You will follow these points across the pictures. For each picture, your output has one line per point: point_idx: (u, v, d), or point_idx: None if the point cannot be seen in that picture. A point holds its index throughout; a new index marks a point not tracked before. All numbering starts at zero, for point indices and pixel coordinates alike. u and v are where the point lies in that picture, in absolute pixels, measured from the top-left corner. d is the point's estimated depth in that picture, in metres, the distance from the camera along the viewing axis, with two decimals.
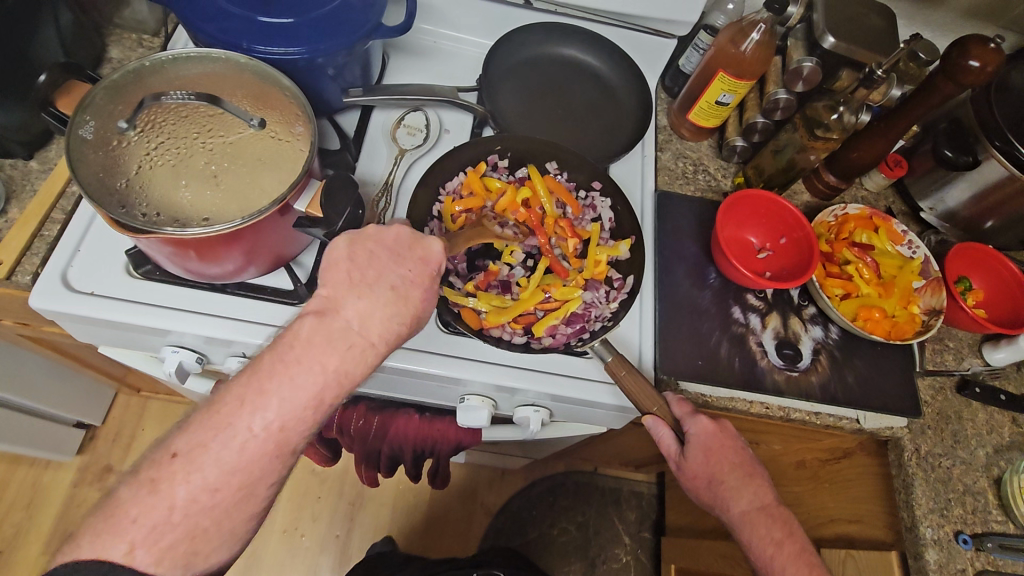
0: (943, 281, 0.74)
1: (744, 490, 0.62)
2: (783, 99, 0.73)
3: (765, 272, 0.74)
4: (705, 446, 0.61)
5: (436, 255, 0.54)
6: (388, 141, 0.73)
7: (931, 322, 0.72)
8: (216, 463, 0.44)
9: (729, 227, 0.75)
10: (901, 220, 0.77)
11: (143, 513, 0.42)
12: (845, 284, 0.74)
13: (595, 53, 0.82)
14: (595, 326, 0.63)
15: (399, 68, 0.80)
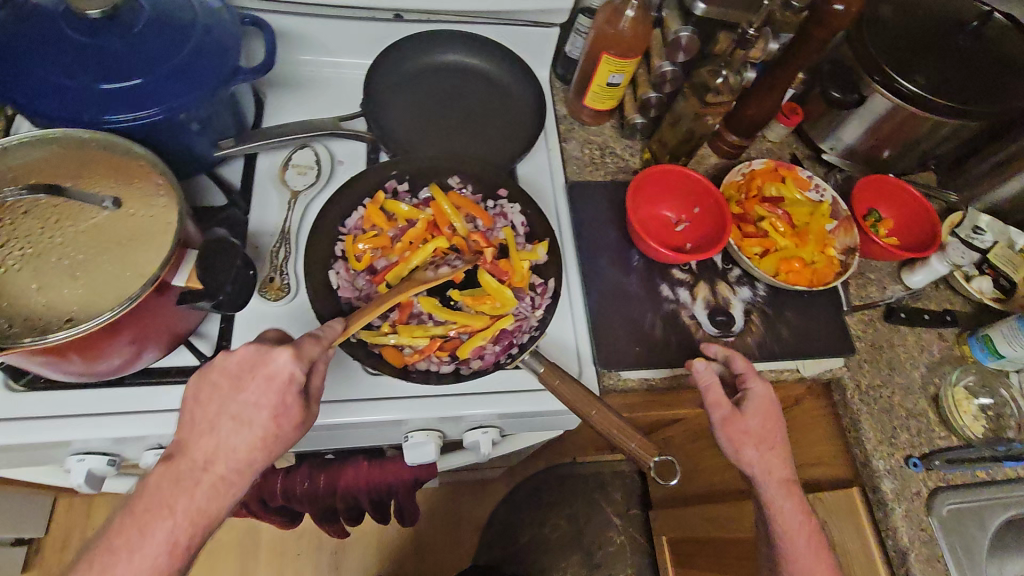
0: (853, 220, 0.77)
1: (780, 458, 0.63)
2: (667, 71, 0.72)
3: (685, 245, 0.74)
4: (739, 425, 0.61)
5: (279, 369, 0.47)
6: (277, 186, 0.69)
7: (847, 263, 0.76)
8: None
9: (642, 205, 0.75)
10: (804, 168, 0.79)
11: None
12: (762, 242, 0.75)
13: (480, 55, 0.79)
14: (523, 338, 0.61)
15: (277, 105, 0.76)
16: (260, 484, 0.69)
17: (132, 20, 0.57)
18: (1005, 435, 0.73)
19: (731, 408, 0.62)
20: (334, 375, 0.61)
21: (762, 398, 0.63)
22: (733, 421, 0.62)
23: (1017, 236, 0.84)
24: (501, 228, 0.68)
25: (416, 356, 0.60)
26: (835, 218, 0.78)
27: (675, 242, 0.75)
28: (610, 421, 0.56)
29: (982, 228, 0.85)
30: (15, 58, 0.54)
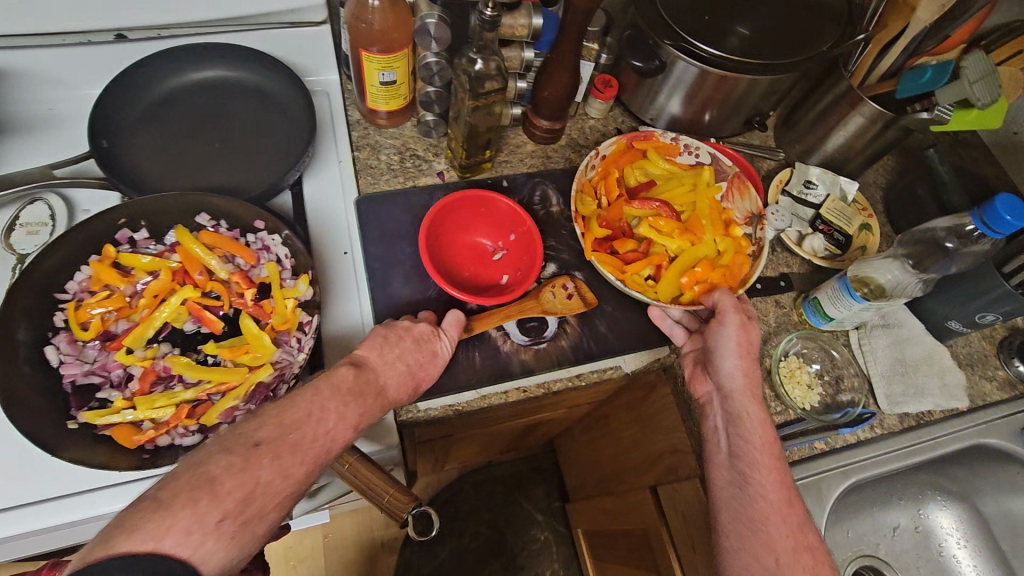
0: (742, 178, 0.74)
1: (755, 418, 0.57)
2: (433, 63, 0.66)
3: (504, 280, 0.68)
4: (745, 333, 0.61)
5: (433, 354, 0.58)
6: (1, 252, 0.61)
7: (757, 235, 0.70)
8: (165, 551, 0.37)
9: (446, 245, 0.69)
10: (661, 133, 0.74)
11: None
12: (652, 261, 0.68)
13: (243, 67, 0.72)
14: (282, 389, 0.54)
15: (5, 155, 0.66)
16: None
17: None
18: (842, 398, 0.70)
19: (738, 315, 0.61)
20: (72, 466, 0.53)
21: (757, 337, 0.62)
22: (750, 333, 0.61)
23: (846, 185, 0.81)
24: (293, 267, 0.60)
25: (154, 433, 0.52)
26: (729, 184, 0.74)
27: (495, 281, 0.68)
28: (363, 469, 0.51)
29: (813, 182, 0.82)
30: None
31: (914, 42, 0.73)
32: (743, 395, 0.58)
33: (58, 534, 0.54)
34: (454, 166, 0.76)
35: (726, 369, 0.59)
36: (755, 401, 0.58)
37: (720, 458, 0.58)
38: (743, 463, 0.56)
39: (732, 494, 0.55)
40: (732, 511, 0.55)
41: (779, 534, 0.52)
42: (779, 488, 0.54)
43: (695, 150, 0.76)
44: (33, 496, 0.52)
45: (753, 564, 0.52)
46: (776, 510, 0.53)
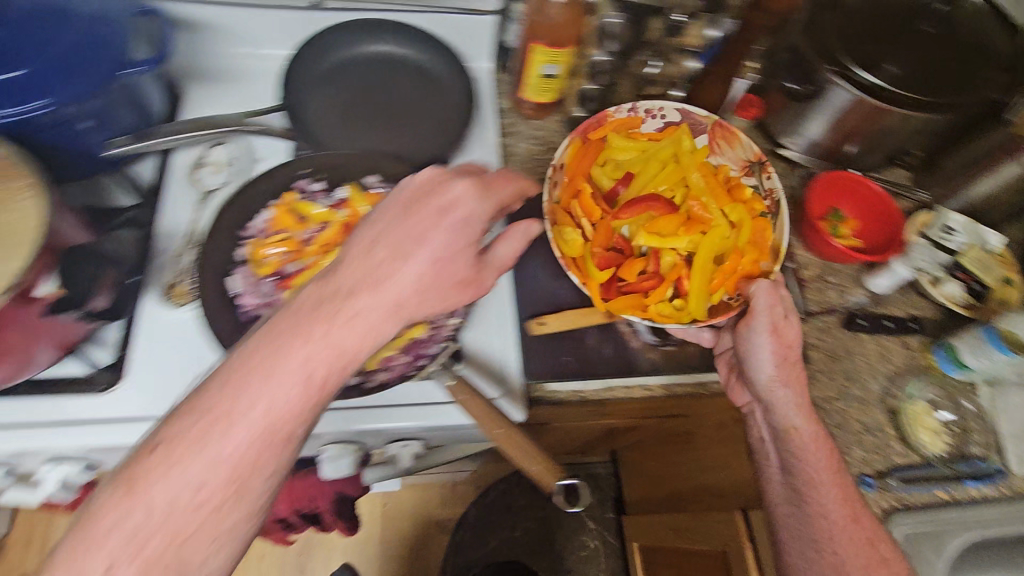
0: (728, 126, 0.70)
1: (808, 437, 0.59)
2: (603, 62, 0.67)
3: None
4: (782, 331, 0.60)
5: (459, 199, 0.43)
6: (190, 185, 0.66)
7: (765, 189, 0.68)
8: (201, 460, 0.36)
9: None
10: (619, 111, 0.69)
11: (119, 521, 0.35)
12: (637, 296, 0.63)
13: (413, 46, 0.75)
14: (434, 348, 0.57)
15: (195, 100, 0.72)
16: None
17: (12, 14, 0.54)
18: (969, 450, 0.68)
19: (776, 312, 0.60)
20: None
21: (795, 333, 0.60)
22: (785, 333, 0.59)
23: (990, 236, 0.78)
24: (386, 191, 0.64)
25: None
26: (711, 133, 0.71)
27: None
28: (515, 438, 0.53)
29: (953, 228, 0.78)
30: None
31: None
32: (789, 411, 0.59)
33: None
34: None
35: (763, 385, 0.59)
36: (800, 414, 0.59)
37: (778, 479, 0.61)
38: (811, 497, 0.58)
39: (793, 518, 0.59)
40: (795, 530, 0.59)
41: (856, 551, 0.57)
42: (839, 502, 0.58)
43: (660, 111, 0.71)
44: None
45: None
46: (842, 529, 0.57)
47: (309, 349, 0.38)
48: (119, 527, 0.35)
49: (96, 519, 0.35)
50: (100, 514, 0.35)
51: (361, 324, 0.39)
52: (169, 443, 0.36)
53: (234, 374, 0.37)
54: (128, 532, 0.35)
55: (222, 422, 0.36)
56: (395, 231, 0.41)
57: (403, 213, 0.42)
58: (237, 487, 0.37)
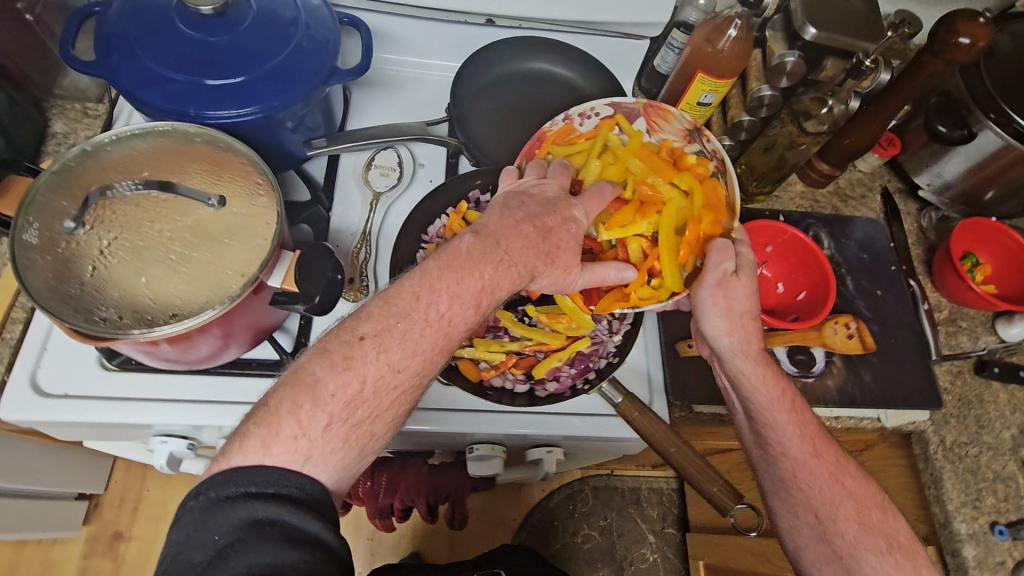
0: (652, 104, 0.65)
1: (765, 377, 0.59)
2: (767, 95, 0.67)
3: (797, 295, 0.71)
4: (726, 294, 0.58)
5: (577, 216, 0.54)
6: (361, 186, 0.70)
7: (709, 148, 0.64)
8: (401, 347, 0.46)
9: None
10: (549, 123, 0.63)
11: (340, 389, 0.44)
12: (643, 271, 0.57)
13: (569, 65, 0.78)
14: (600, 363, 0.60)
15: (361, 103, 0.76)
16: None
17: (239, 18, 0.57)
18: None
19: (719, 271, 0.57)
20: None
21: (750, 287, 0.59)
22: (732, 288, 0.58)
23: None
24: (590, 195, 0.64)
25: (491, 371, 0.60)
26: (644, 117, 0.66)
27: (786, 299, 0.72)
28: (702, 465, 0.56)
29: None
30: (130, 43, 0.56)
31: None
32: (747, 360, 0.59)
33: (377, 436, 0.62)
34: None
35: (724, 346, 0.60)
36: (754, 364, 0.59)
37: (752, 431, 0.61)
38: (774, 444, 0.58)
39: (765, 464, 0.59)
40: (777, 480, 0.59)
41: (837, 497, 0.56)
42: (803, 442, 0.58)
43: (593, 112, 0.66)
44: None
45: (811, 534, 0.56)
46: (805, 469, 0.57)
47: (475, 292, 0.49)
48: (336, 397, 0.44)
49: (318, 391, 0.44)
50: (323, 385, 0.44)
51: (505, 278, 0.50)
52: (377, 336, 0.46)
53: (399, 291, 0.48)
54: (341, 398, 0.44)
55: (414, 327, 0.47)
56: (536, 219, 0.52)
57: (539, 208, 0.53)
58: (407, 385, 0.47)
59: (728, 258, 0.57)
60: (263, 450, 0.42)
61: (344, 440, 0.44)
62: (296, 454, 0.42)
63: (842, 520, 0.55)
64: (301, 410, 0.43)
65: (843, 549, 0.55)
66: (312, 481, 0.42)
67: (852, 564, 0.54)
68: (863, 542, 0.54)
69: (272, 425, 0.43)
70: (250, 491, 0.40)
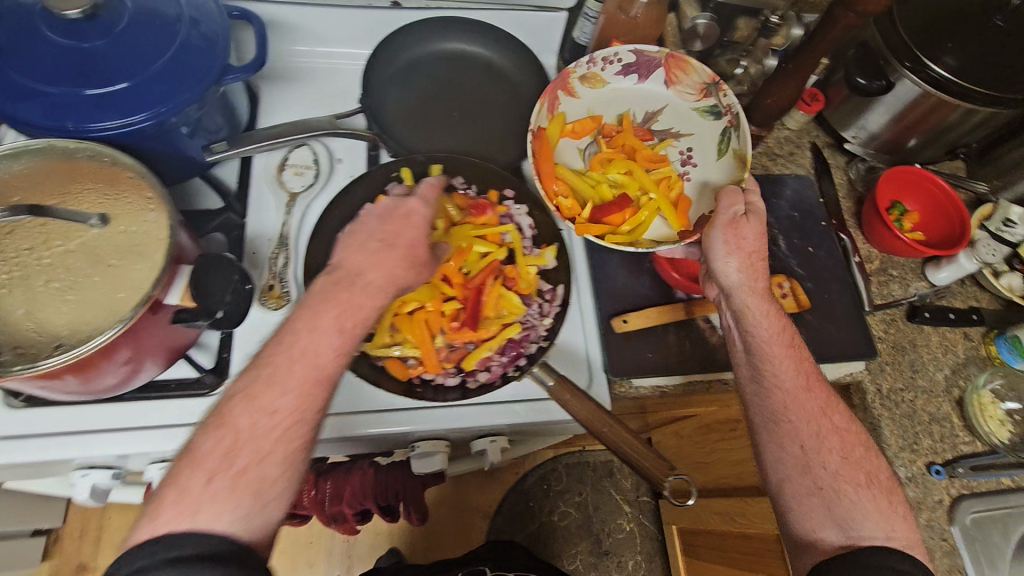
0: (678, 56, 0.68)
1: (768, 313, 0.60)
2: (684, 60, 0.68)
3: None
4: (735, 233, 0.61)
5: (415, 210, 0.55)
6: (274, 188, 0.67)
7: (725, 103, 0.67)
8: (273, 391, 0.45)
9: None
10: (572, 66, 0.67)
11: (217, 442, 0.43)
12: (617, 213, 0.65)
13: (486, 44, 0.75)
14: (531, 348, 0.59)
15: (270, 100, 0.73)
16: None
17: (114, 19, 0.54)
18: None
19: (724, 218, 0.61)
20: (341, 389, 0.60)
21: (757, 229, 0.61)
22: (742, 230, 0.61)
23: None
24: (651, 128, 0.71)
25: (421, 368, 0.58)
26: (664, 67, 0.69)
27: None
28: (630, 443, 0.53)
29: (1013, 221, 0.79)
30: None
31: None
32: (754, 297, 0.60)
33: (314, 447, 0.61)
34: None
35: (732, 285, 0.60)
36: (759, 301, 0.60)
37: (743, 370, 0.60)
38: (769, 382, 0.58)
39: (755, 398, 0.58)
40: (764, 413, 0.58)
41: (823, 431, 0.56)
42: (797, 378, 0.58)
43: (615, 60, 0.68)
44: None
45: (794, 469, 0.55)
46: (797, 402, 0.57)
47: (336, 318, 0.48)
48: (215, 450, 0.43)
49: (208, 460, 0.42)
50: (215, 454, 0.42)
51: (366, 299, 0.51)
52: (250, 391, 0.45)
53: (246, 376, 0.46)
54: (218, 451, 0.42)
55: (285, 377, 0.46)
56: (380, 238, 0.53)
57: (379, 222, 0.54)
58: (291, 424, 0.44)
59: (736, 201, 0.62)
60: (151, 522, 0.39)
61: (231, 490, 0.41)
62: (182, 515, 0.39)
63: (826, 453, 0.55)
64: (179, 473, 0.41)
65: (826, 482, 0.54)
66: (205, 533, 0.38)
67: (833, 495, 0.54)
68: (844, 474, 0.55)
69: (159, 499, 0.41)
70: (141, 566, 0.37)
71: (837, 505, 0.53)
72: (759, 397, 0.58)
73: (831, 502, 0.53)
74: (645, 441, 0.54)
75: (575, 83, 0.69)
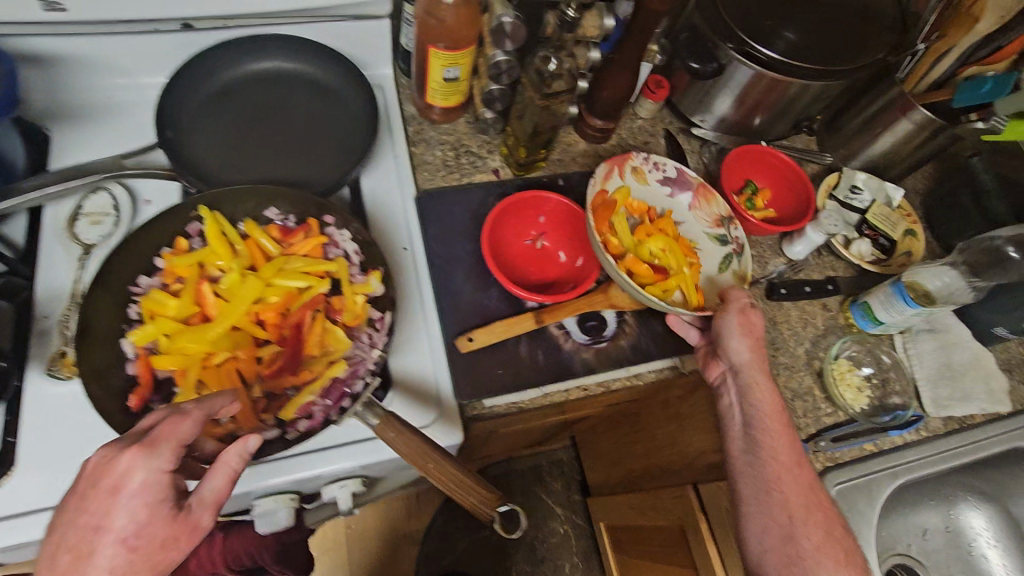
0: (709, 187, 0.74)
1: (769, 391, 0.60)
2: (502, 61, 0.65)
3: (577, 261, 0.71)
4: (747, 321, 0.62)
5: (122, 471, 0.41)
6: (67, 240, 0.60)
7: (733, 235, 0.71)
8: None
9: (505, 254, 0.70)
10: (636, 151, 0.72)
11: None
12: (653, 277, 0.65)
13: (302, 59, 0.70)
14: (356, 387, 0.54)
15: (62, 140, 0.66)
16: None
17: None
18: (890, 401, 0.72)
19: (741, 307, 0.63)
20: None
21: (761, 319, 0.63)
22: (753, 319, 0.63)
23: (891, 191, 0.81)
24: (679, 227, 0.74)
25: (233, 426, 0.51)
26: (694, 190, 0.74)
27: (567, 268, 0.71)
28: (453, 475, 0.50)
29: (859, 188, 0.82)
30: None
31: (970, 51, 0.74)
32: (760, 377, 0.61)
33: None
34: (510, 163, 0.75)
35: (739, 362, 0.61)
36: (765, 381, 0.61)
37: (737, 448, 0.60)
38: (767, 457, 0.58)
39: (750, 471, 0.58)
40: (756, 481, 0.57)
41: (810, 506, 0.57)
42: (791, 454, 0.58)
43: (663, 167, 0.74)
44: None
45: (775, 535, 0.56)
46: (789, 474, 0.57)
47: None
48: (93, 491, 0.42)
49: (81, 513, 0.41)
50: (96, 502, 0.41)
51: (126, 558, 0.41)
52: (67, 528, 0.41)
53: None
54: None
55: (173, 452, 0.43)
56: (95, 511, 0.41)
57: (81, 500, 0.41)
58: None
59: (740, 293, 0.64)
60: None
61: None
62: None
63: (809, 525, 0.55)
64: None
65: (806, 552, 0.55)
66: None
67: (809, 565, 0.54)
68: (824, 551, 0.55)
69: None
70: None
71: (811, 575, 0.54)
72: (752, 470, 0.58)
73: (808, 573, 0.54)
74: (472, 472, 0.51)
75: (630, 167, 0.73)
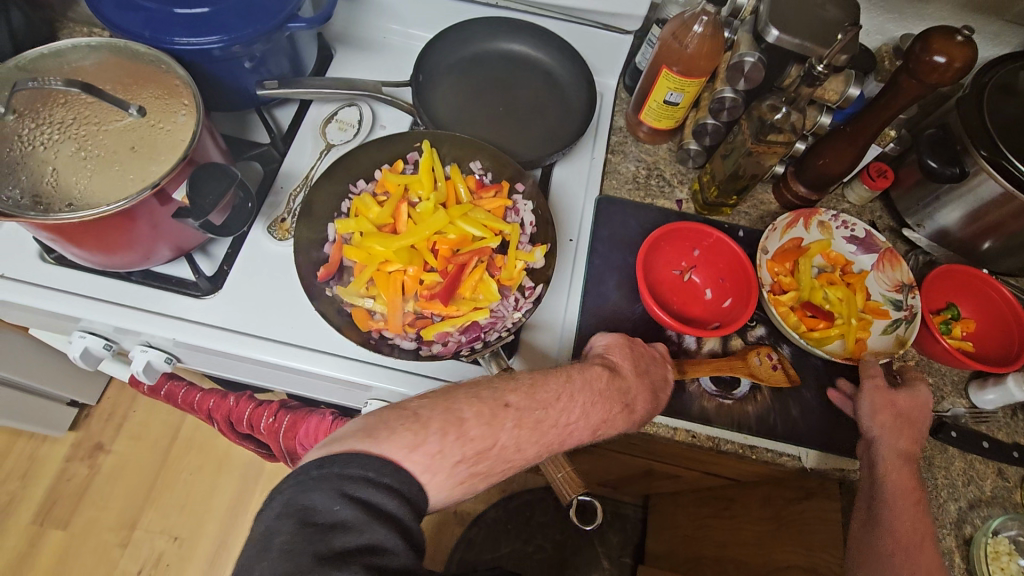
0: (897, 253, 0.71)
1: (902, 468, 0.58)
2: (728, 98, 0.66)
3: (724, 302, 0.69)
4: (886, 397, 0.62)
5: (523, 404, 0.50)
6: (317, 136, 0.73)
7: (910, 304, 0.67)
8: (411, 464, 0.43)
9: (651, 277, 0.69)
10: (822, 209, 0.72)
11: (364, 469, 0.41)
12: (816, 324, 0.67)
13: (546, 51, 0.78)
14: (491, 336, 0.59)
15: (341, 61, 0.79)
16: (229, 408, 0.72)
17: None
18: None
19: (882, 388, 0.62)
20: (309, 324, 0.63)
21: (909, 400, 0.62)
22: (899, 400, 0.62)
23: None
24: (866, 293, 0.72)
25: (383, 325, 0.59)
26: (880, 256, 0.71)
27: (712, 307, 0.69)
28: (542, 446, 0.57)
29: None
30: None
31: None
32: (894, 453, 0.59)
33: (278, 374, 0.65)
34: (696, 199, 0.76)
35: (871, 437, 0.60)
36: (898, 458, 0.59)
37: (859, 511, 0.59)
38: (886, 530, 0.56)
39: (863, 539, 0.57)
40: (867, 551, 0.56)
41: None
42: (911, 526, 0.56)
43: (852, 227, 0.72)
44: (278, 335, 0.62)
45: None
46: (906, 548, 0.55)
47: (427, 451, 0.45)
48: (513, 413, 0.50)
49: (416, 432, 0.45)
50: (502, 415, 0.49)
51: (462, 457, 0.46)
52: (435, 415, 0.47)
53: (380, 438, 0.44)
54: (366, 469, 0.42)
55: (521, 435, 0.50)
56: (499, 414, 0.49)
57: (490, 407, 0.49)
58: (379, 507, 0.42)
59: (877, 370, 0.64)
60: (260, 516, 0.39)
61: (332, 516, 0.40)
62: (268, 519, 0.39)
63: None
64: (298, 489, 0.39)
65: None
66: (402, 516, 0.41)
67: None
68: None
69: None
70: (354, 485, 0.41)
71: None
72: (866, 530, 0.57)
73: None
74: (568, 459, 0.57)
75: (814, 221, 0.72)
